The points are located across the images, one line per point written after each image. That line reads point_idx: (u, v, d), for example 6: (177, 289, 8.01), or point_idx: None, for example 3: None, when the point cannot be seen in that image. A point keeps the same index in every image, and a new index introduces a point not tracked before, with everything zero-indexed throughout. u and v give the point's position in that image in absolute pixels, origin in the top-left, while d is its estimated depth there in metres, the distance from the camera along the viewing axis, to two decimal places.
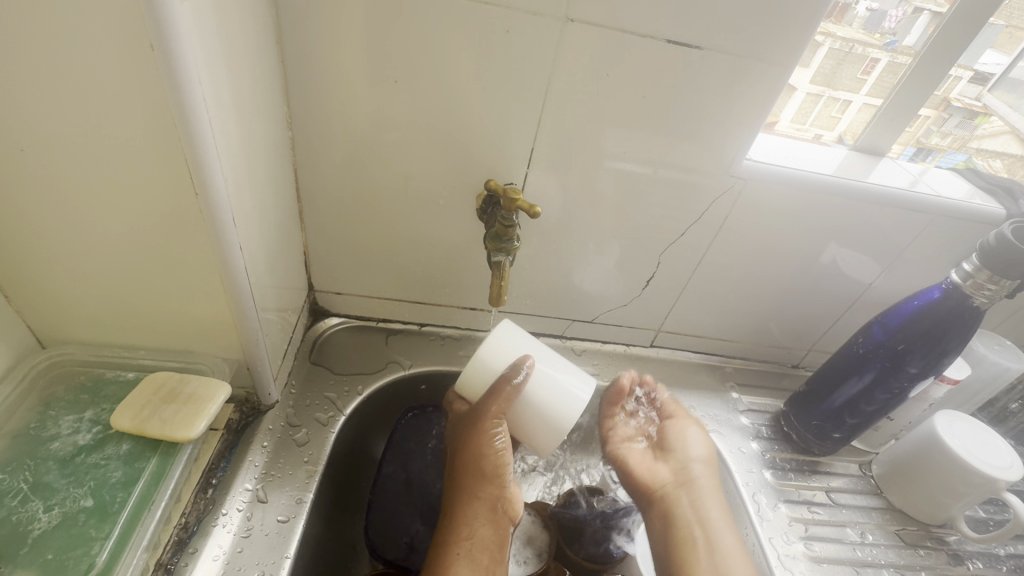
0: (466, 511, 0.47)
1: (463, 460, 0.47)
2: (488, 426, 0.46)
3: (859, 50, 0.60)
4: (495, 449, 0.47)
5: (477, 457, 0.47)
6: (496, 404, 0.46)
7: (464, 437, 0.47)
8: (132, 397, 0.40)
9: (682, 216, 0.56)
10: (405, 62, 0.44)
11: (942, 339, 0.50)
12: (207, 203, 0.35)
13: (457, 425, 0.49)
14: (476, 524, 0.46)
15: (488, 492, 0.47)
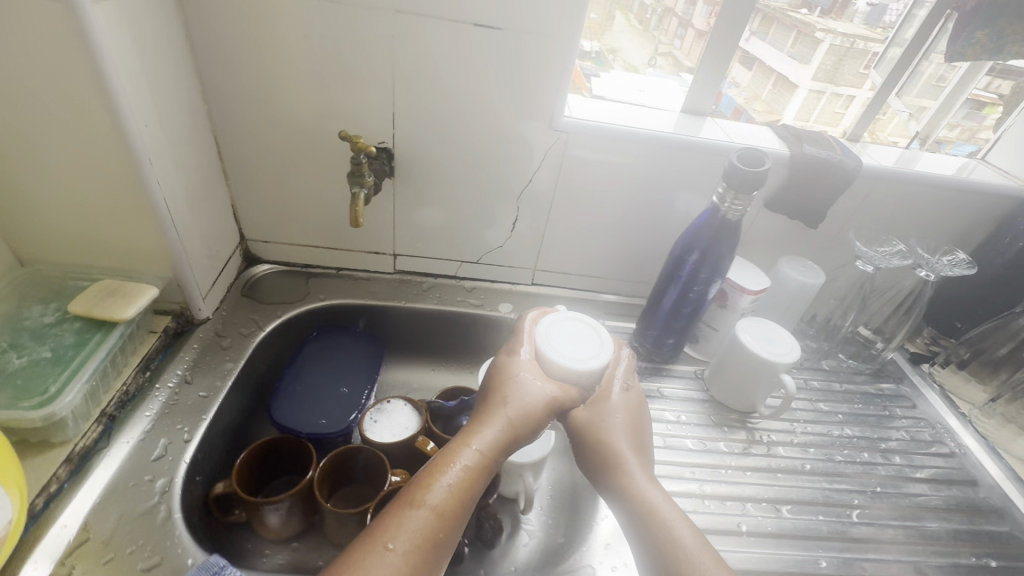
0: (496, 423, 0.53)
1: (512, 397, 0.55)
2: (563, 402, 0.57)
3: (861, 45, 0.76)
4: (549, 405, 0.56)
5: (526, 401, 0.55)
6: (559, 389, 0.57)
7: (535, 384, 0.56)
8: (85, 293, 0.55)
9: (525, 165, 0.71)
10: (283, 48, 0.59)
11: (717, 249, 0.64)
12: (126, 146, 0.50)
13: (521, 368, 0.58)
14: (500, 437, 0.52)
15: (522, 423, 0.54)
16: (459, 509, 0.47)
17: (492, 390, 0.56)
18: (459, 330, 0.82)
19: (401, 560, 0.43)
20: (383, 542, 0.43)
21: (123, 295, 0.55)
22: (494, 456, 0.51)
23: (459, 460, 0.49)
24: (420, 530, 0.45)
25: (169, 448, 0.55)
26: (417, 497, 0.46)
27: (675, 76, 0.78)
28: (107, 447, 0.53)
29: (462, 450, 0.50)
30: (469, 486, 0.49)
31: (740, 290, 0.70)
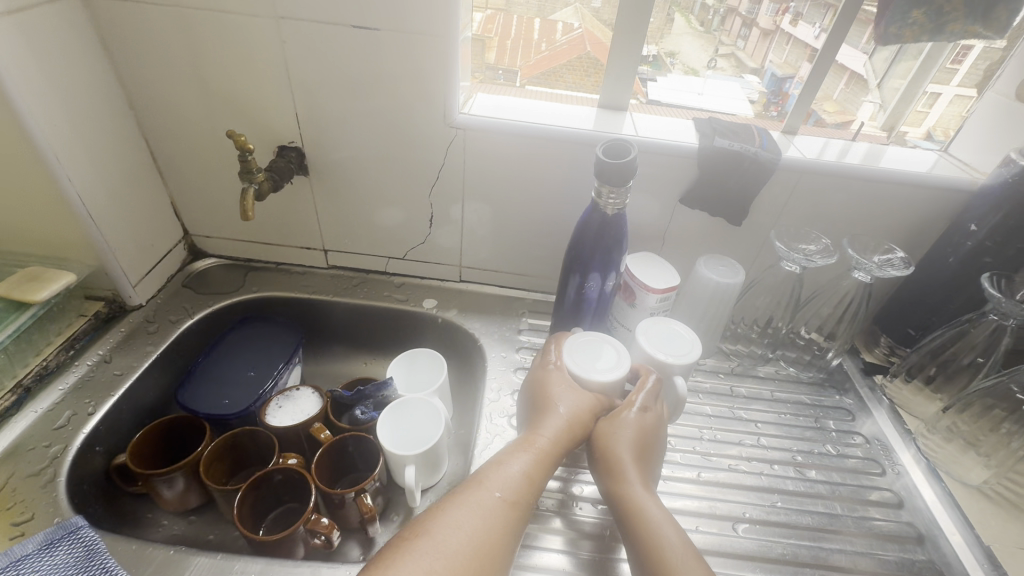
0: (560, 415, 0.56)
1: (577, 394, 0.58)
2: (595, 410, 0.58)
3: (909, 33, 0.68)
4: (586, 412, 0.57)
5: (585, 404, 0.58)
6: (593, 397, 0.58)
7: (583, 388, 0.59)
8: (9, 279, 0.62)
9: (429, 162, 0.72)
10: (189, 57, 0.65)
11: (607, 242, 0.63)
12: (32, 146, 0.57)
13: (558, 377, 0.60)
14: (568, 427, 0.55)
15: (585, 420, 0.57)
16: (537, 482, 0.51)
17: (547, 392, 0.59)
18: (385, 324, 0.85)
19: (492, 503, 0.47)
20: (490, 486, 0.48)
21: (42, 280, 0.63)
22: (563, 442, 0.55)
23: (538, 439, 0.54)
24: (512, 485, 0.49)
25: (72, 419, 0.61)
26: (507, 459, 0.51)
27: (739, 78, 0.81)
28: (17, 414, 0.59)
29: (539, 431, 0.54)
30: (544, 460, 0.52)
31: (645, 289, 0.67)
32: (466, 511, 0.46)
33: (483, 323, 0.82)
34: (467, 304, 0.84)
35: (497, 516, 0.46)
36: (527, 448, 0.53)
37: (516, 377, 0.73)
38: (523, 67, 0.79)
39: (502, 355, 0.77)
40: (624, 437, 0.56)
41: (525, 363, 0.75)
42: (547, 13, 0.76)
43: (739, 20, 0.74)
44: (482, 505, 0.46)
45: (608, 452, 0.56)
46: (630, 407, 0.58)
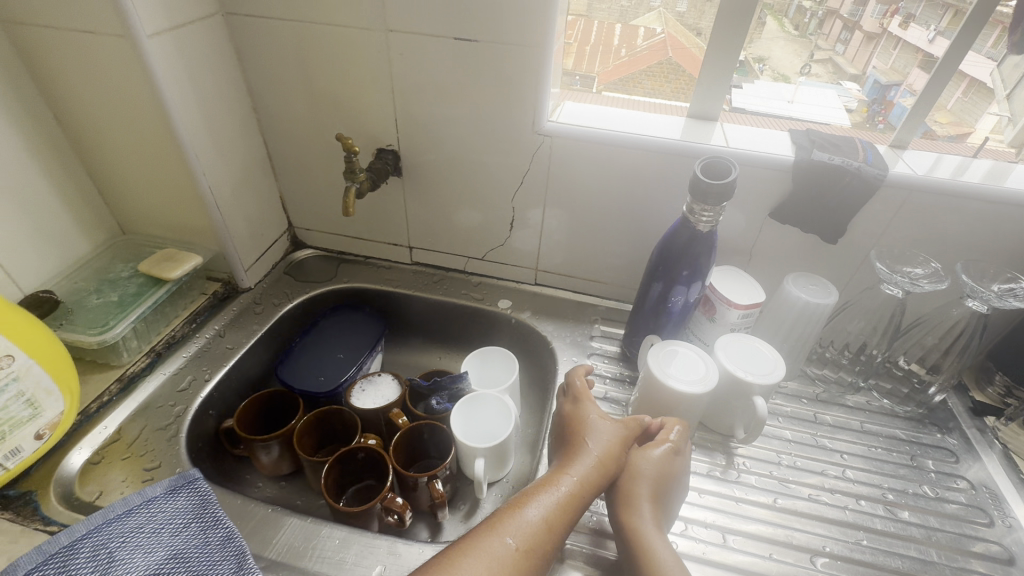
0: (586, 457, 0.55)
1: (605, 435, 0.57)
2: (621, 451, 0.57)
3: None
4: (614, 451, 0.56)
5: (614, 448, 0.56)
6: (619, 438, 0.57)
7: (612, 429, 0.58)
8: (150, 258, 0.72)
9: (514, 167, 0.75)
10: (307, 66, 0.71)
11: (694, 255, 0.61)
12: (178, 144, 0.65)
13: (590, 413, 0.60)
14: (593, 471, 0.54)
15: (613, 465, 0.55)
16: (557, 531, 0.49)
17: (580, 429, 0.58)
18: (461, 320, 0.88)
19: (508, 552, 0.46)
20: (503, 532, 0.47)
21: (176, 260, 0.71)
22: (589, 488, 0.53)
23: (561, 482, 0.52)
24: (529, 532, 0.48)
25: (192, 383, 0.69)
26: (524, 503, 0.50)
27: (837, 83, 0.76)
28: (149, 375, 0.68)
29: (562, 473, 0.53)
30: (566, 508, 0.51)
31: (727, 303, 0.65)
32: (477, 560, 0.45)
33: (556, 327, 0.83)
34: (541, 307, 0.86)
35: (509, 566, 0.45)
36: (548, 491, 0.51)
37: (587, 384, 0.74)
38: (602, 73, 0.79)
39: (573, 359, 0.77)
40: (647, 482, 0.55)
41: (596, 370, 0.76)
42: (629, 17, 0.74)
43: (839, 24, 0.70)
44: (494, 554, 0.45)
45: (629, 499, 0.54)
46: (656, 447, 0.57)
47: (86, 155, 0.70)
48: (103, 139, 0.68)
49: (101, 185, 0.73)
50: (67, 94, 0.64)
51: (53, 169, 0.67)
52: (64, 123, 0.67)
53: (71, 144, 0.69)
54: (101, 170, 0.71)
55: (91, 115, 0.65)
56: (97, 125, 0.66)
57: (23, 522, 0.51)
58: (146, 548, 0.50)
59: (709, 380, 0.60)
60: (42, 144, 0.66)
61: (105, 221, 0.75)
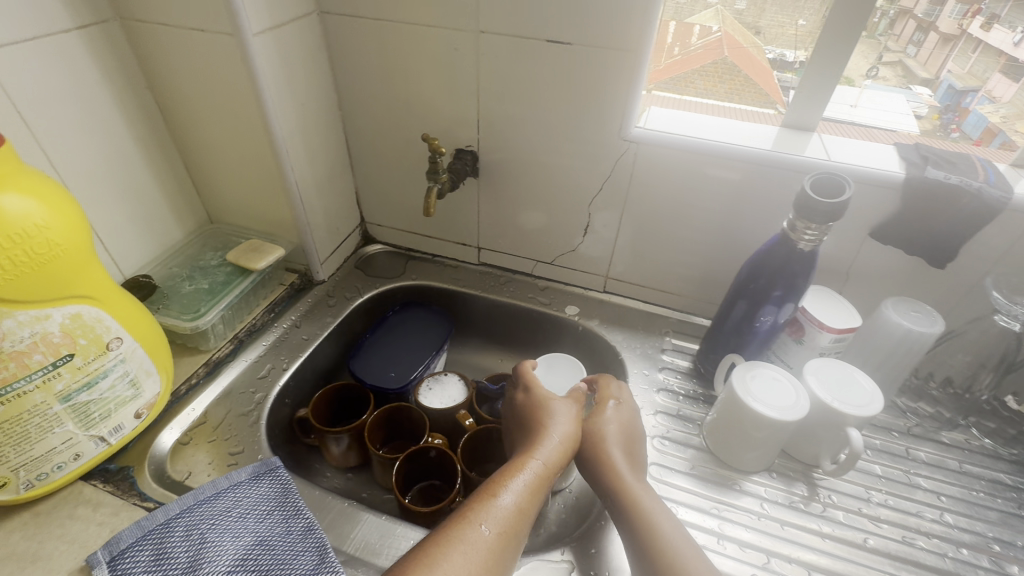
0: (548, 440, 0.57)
1: (557, 414, 0.61)
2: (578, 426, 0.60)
3: None
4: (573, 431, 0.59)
5: (565, 428, 0.59)
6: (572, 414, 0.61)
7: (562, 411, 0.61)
8: (237, 248, 0.74)
9: (595, 173, 0.73)
10: (394, 65, 0.72)
11: (789, 275, 0.58)
12: (271, 140, 0.67)
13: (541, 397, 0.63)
14: (556, 453, 0.56)
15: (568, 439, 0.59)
16: (528, 510, 0.52)
17: (532, 411, 0.62)
18: (526, 324, 0.88)
19: (486, 539, 0.47)
20: (476, 521, 0.49)
21: (261, 251, 0.73)
22: (551, 466, 0.56)
23: (526, 466, 0.54)
24: (502, 516, 0.50)
25: (271, 372, 0.71)
26: (495, 490, 0.52)
27: (905, 87, 0.69)
28: (232, 361, 0.71)
29: (526, 459, 0.55)
30: (533, 488, 0.53)
31: (818, 327, 0.61)
32: (459, 552, 0.46)
33: (625, 337, 0.81)
34: (609, 316, 0.84)
35: (489, 552, 0.47)
36: (514, 475, 0.53)
37: (659, 399, 0.71)
38: (654, 72, 0.70)
39: (644, 372, 0.75)
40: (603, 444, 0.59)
41: (668, 384, 0.73)
42: (683, 15, 0.68)
43: (912, 24, 0.65)
44: (472, 543, 0.47)
45: (597, 464, 0.58)
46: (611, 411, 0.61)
47: (184, 147, 0.73)
48: (201, 132, 0.70)
49: (195, 177, 0.76)
50: (173, 88, 0.67)
51: (155, 159, 0.71)
52: (167, 116, 0.70)
53: (171, 136, 0.72)
54: (197, 162, 0.74)
55: (192, 109, 0.68)
56: (197, 119, 0.69)
57: (122, 496, 0.54)
58: (234, 532, 0.51)
59: (795, 411, 0.57)
60: (147, 136, 0.69)
61: (196, 210, 0.79)
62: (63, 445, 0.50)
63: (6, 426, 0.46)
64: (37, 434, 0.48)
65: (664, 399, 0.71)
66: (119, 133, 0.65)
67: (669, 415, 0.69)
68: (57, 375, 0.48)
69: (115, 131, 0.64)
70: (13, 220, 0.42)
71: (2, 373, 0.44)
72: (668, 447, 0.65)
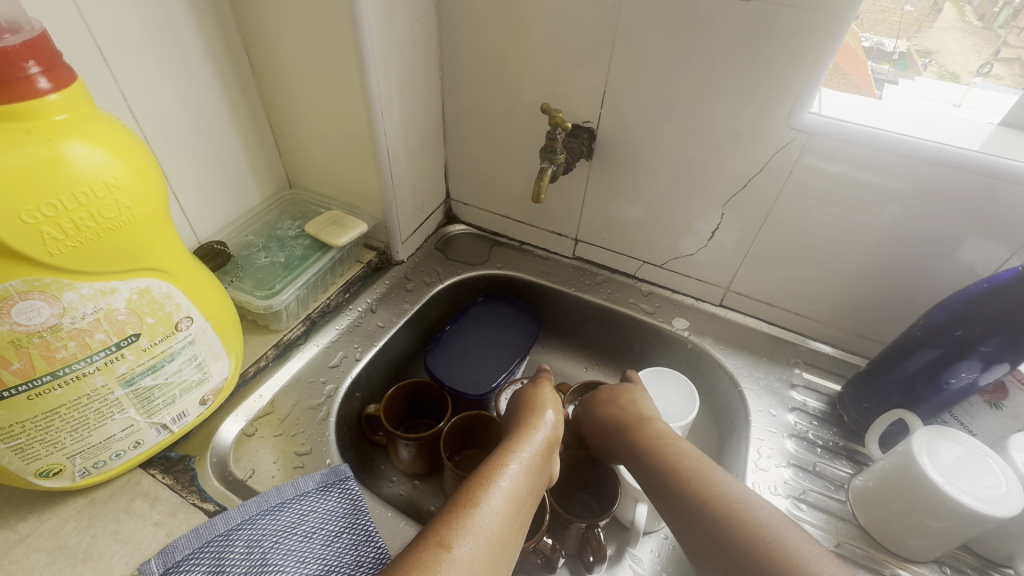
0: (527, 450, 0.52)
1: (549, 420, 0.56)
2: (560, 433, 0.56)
3: None
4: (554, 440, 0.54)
5: (547, 438, 0.54)
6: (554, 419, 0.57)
7: (551, 417, 0.57)
8: (317, 218, 0.67)
9: (742, 166, 0.60)
10: (512, 19, 0.61)
11: (1021, 327, 0.45)
12: (366, 98, 0.58)
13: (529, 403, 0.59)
14: (534, 465, 0.51)
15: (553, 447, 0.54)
16: (512, 524, 0.45)
17: (523, 416, 0.58)
18: (623, 332, 0.77)
19: (456, 561, 0.40)
20: (450, 539, 0.42)
21: (343, 225, 0.66)
22: (531, 475, 0.50)
23: (504, 477, 0.48)
24: (478, 533, 0.43)
25: (344, 360, 0.64)
26: (466, 502, 0.45)
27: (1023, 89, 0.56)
28: (304, 344, 0.64)
29: (503, 467, 0.49)
30: (516, 499, 0.47)
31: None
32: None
33: (743, 362, 0.69)
34: (725, 335, 0.72)
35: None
36: (493, 487, 0.47)
37: (790, 447, 0.59)
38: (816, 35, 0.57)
39: (769, 411, 0.63)
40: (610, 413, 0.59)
41: (800, 431, 0.61)
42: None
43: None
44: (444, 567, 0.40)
45: (626, 437, 0.55)
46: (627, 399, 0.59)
47: (270, 100, 0.66)
48: (290, 84, 0.62)
49: (278, 136, 0.69)
50: (265, 32, 0.59)
51: (239, 113, 0.64)
52: (255, 64, 0.63)
53: (257, 87, 0.65)
54: (283, 120, 0.67)
55: (284, 57, 0.60)
56: (286, 69, 0.61)
57: (181, 493, 0.48)
58: (299, 556, 0.44)
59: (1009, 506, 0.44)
60: (233, 85, 0.62)
61: (278, 173, 0.72)
62: (123, 433, 0.44)
63: (63, 412, 0.40)
64: (96, 420, 0.42)
65: (796, 449, 0.59)
66: (204, 80, 0.58)
67: (803, 469, 0.57)
68: (120, 357, 0.41)
69: (200, 78, 0.58)
70: (78, 175, 0.35)
71: (60, 353, 0.38)
72: (805, 513, 0.53)
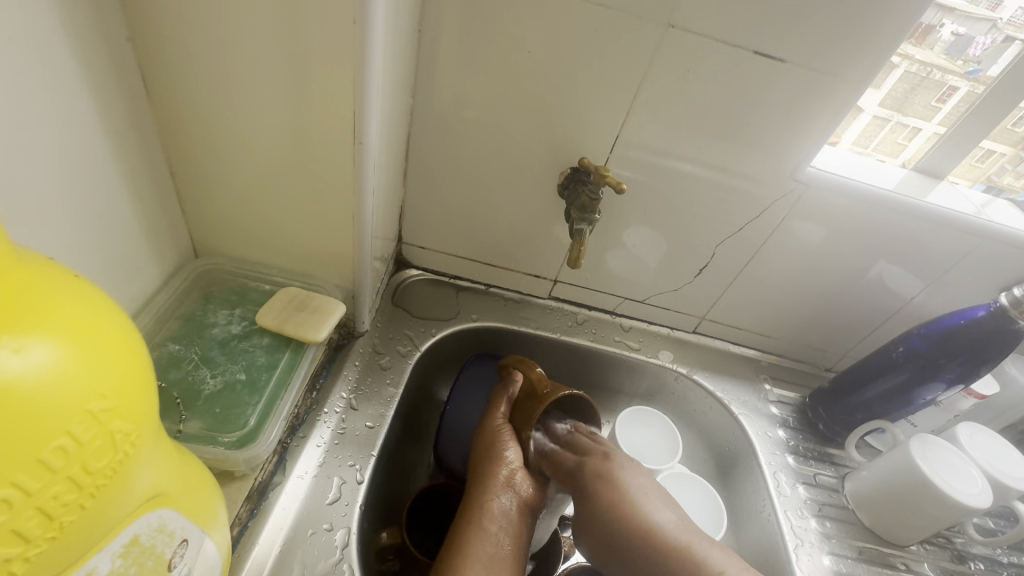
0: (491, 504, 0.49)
1: (509, 451, 0.52)
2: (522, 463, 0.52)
3: None
4: (517, 476, 0.51)
5: (505, 473, 0.51)
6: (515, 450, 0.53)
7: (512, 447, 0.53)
8: (270, 304, 0.50)
9: (742, 210, 0.62)
10: (517, 45, 0.53)
11: (982, 352, 0.56)
12: (359, 148, 0.43)
13: (488, 435, 0.54)
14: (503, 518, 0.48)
15: (519, 477, 0.51)
16: None
17: (482, 453, 0.53)
18: (609, 371, 0.75)
19: None
20: None
21: (312, 311, 0.50)
22: (501, 527, 0.48)
23: (469, 551, 0.45)
24: None
25: (344, 490, 0.48)
26: None
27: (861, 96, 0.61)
28: (283, 481, 0.47)
29: (467, 541, 0.46)
30: (489, 569, 0.45)
31: (964, 391, 0.62)
32: None
33: (724, 386, 0.73)
34: (703, 361, 0.75)
35: None
36: (459, 571, 0.44)
37: (791, 463, 0.66)
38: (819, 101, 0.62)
39: (765, 433, 0.69)
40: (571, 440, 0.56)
41: (793, 446, 0.68)
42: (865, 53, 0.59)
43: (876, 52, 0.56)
44: None
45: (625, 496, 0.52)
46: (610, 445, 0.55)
47: (177, 141, 0.45)
48: (223, 121, 0.44)
49: (183, 188, 0.48)
50: (187, 49, 0.40)
51: (131, 163, 0.42)
52: (157, 90, 0.42)
53: (156, 122, 0.44)
54: (197, 167, 0.47)
55: (218, 85, 0.41)
56: (221, 103, 0.42)
57: None
58: None
59: (983, 499, 0.55)
60: (126, 121, 0.41)
61: (180, 239, 0.50)
62: None
63: None
64: None
65: (796, 464, 0.66)
66: (86, 121, 0.36)
67: (810, 485, 0.64)
68: None
69: (80, 118, 0.36)
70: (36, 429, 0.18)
71: None
72: (829, 528, 0.60)
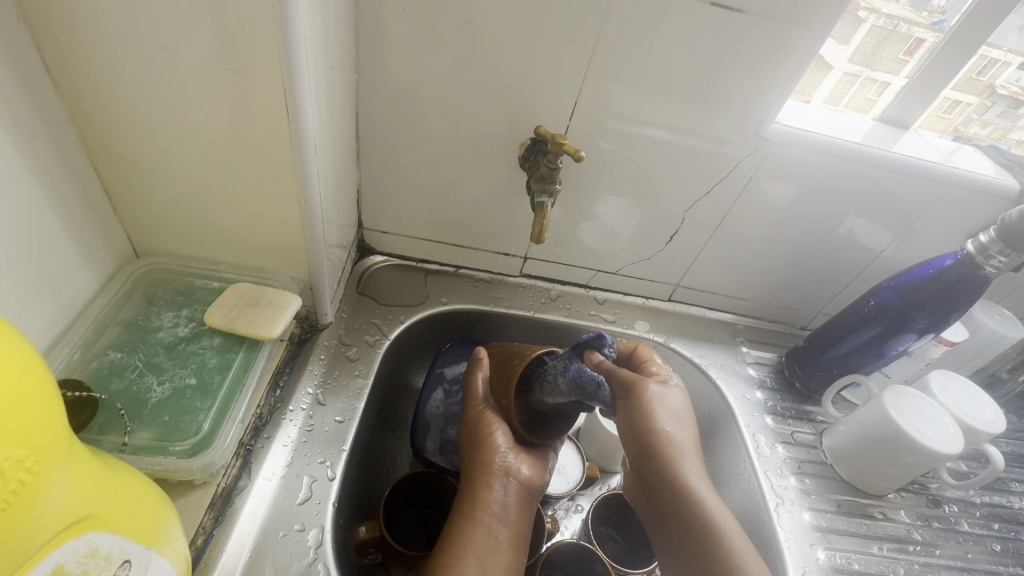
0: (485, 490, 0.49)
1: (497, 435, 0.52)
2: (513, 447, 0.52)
3: None
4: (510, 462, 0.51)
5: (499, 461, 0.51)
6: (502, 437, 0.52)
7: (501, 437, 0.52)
8: (221, 301, 0.48)
9: (709, 171, 0.61)
10: (461, 10, 0.49)
11: (952, 299, 0.57)
12: (296, 131, 0.41)
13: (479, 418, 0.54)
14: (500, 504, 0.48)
15: (515, 464, 0.51)
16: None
17: (469, 440, 0.53)
18: None
19: None
20: None
21: (265, 307, 0.48)
22: (502, 514, 0.48)
23: (465, 540, 0.46)
24: None
25: (314, 488, 0.47)
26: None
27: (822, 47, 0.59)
28: (249, 484, 0.45)
29: (463, 529, 0.46)
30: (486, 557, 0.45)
31: (935, 339, 0.62)
32: None
33: (702, 352, 0.73)
34: (680, 329, 0.75)
35: None
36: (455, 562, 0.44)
37: (770, 423, 0.66)
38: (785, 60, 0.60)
39: (743, 396, 0.69)
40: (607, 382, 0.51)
41: (771, 406, 0.68)
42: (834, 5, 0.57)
43: None
44: None
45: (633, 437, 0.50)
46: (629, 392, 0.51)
47: (96, 132, 0.41)
48: (142, 107, 0.40)
49: (111, 185, 0.45)
50: (91, 30, 0.36)
51: (44, 157, 0.38)
52: (64, 78, 0.38)
53: (67, 112, 0.40)
54: (122, 160, 0.43)
55: (132, 68, 0.38)
56: (140, 87, 0.39)
57: None
58: None
59: (952, 445, 0.55)
60: (32, 113, 0.37)
61: (115, 239, 0.47)
62: None
63: None
64: None
65: (774, 424, 0.66)
66: None
67: (788, 443, 0.64)
68: None
69: None
70: None
71: None
72: (809, 485, 0.61)
